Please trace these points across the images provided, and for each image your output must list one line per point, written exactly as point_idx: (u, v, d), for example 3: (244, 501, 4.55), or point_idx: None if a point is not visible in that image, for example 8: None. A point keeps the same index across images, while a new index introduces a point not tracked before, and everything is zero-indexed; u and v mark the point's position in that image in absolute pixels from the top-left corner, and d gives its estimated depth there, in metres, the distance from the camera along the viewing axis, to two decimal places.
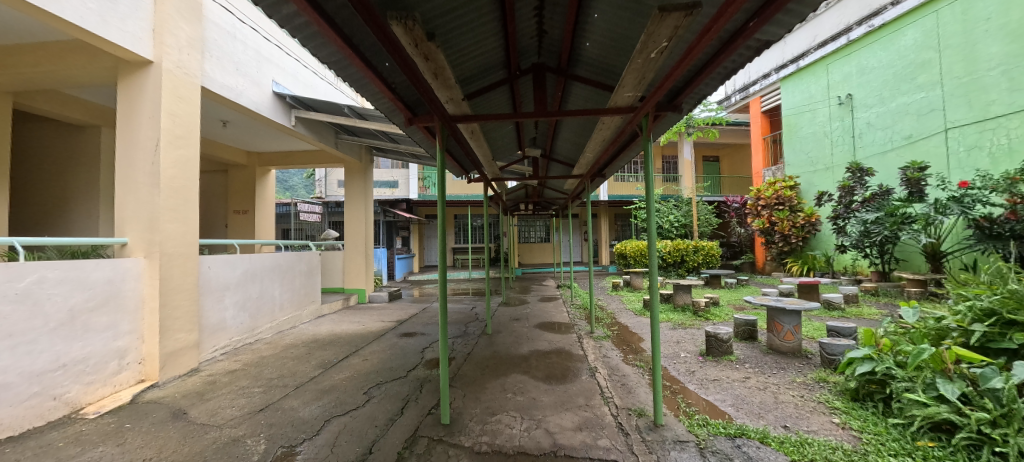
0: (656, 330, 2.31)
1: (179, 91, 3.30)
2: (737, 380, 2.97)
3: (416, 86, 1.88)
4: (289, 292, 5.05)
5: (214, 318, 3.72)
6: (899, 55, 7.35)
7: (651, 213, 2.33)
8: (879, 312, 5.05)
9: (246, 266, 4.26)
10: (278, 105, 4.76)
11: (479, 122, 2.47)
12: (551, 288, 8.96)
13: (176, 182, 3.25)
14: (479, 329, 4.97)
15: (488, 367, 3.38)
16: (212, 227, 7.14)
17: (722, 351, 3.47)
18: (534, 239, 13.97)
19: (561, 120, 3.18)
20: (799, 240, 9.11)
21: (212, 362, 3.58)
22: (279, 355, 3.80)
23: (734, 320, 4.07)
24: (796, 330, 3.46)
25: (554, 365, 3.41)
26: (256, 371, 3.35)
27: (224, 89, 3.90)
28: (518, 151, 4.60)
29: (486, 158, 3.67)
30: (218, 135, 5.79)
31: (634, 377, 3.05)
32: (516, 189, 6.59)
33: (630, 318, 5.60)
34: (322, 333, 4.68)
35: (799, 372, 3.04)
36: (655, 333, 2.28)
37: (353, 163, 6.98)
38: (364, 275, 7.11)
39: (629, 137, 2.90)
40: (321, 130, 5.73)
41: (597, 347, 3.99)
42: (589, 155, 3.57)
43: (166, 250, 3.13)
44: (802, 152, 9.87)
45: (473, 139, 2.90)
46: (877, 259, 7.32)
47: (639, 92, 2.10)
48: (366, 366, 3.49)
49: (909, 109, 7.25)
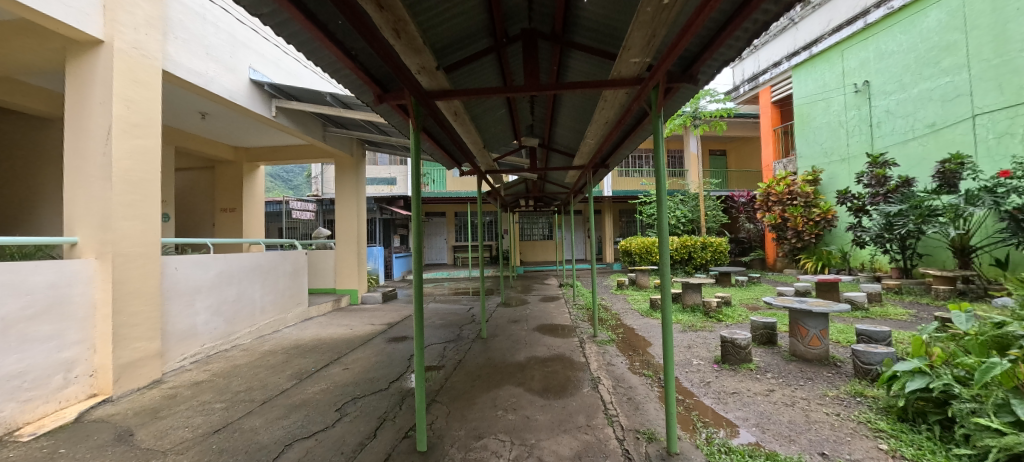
0: (669, 333, 1.91)
1: (136, 74, 2.99)
2: (761, 394, 2.60)
3: (376, 51, 1.53)
4: (271, 294, 4.75)
5: (182, 323, 3.43)
6: (921, 38, 6.89)
7: (662, 200, 1.95)
8: (906, 313, 4.66)
9: (221, 267, 3.95)
10: (255, 94, 4.45)
11: (461, 100, 2.12)
12: (553, 287, 8.64)
13: (132, 174, 2.93)
14: (474, 332, 4.63)
15: (480, 377, 3.05)
16: (199, 226, 6.85)
17: (740, 359, 3.12)
18: (536, 237, 13.63)
19: (558, 101, 2.82)
20: (813, 236, 8.67)
21: (178, 373, 3.28)
22: (254, 363, 3.50)
23: (751, 322, 3.72)
24: (823, 335, 3.09)
25: (553, 375, 3.07)
26: (223, 382, 3.06)
27: (192, 75, 3.58)
28: (514, 141, 4.27)
29: (477, 147, 3.33)
30: (198, 129, 5.49)
31: (642, 391, 2.70)
32: (515, 183, 6.29)
33: (636, 319, 5.24)
34: (305, 338, 4.37)
35: (830, 384, 2.69)
36: (668, 338, 1.88)
37: (343, 158, 6.67)
38: (356, 275, 6.80)
39: (636, 117, 2.54)
40: (306, 122, 5.41)
41: (600, 353, 3.65)
42: (590, 142, 3.21)
43: (120, 251, 2.82)
44: (816, 143, 9.42)
45: (457, 122, 2.56)
46: (899, 255, 6.90)
47: (647, 58, 1.74)
48: (346, 376, 3.18)
49: (933, 96, 6.78)
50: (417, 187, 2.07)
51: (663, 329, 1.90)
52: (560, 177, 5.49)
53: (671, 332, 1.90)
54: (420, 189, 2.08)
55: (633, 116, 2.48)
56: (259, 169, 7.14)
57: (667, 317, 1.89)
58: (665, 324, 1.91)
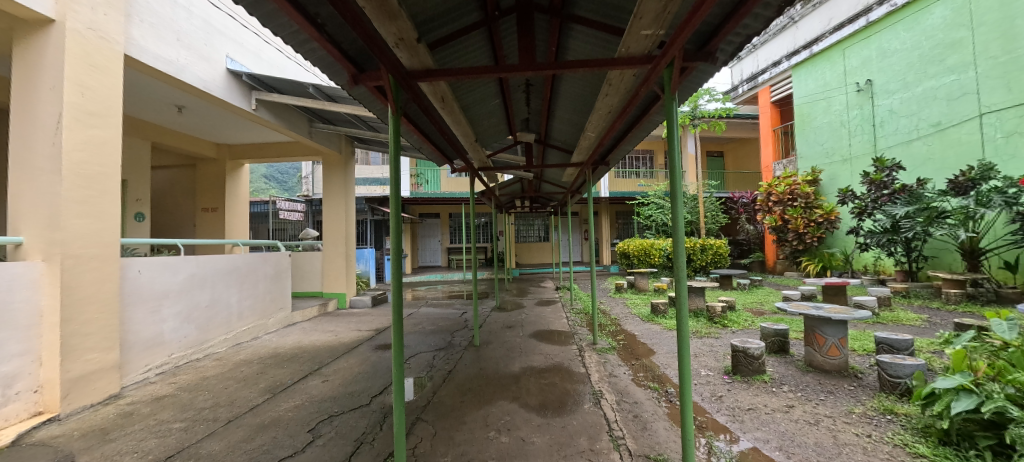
0: (686, 356, 1.53)
1: (92, 58, 2.68)
2: (779, 410, 2.37)
3: (342, 14, 1.25)
4: (250, 299, 4.46)
5: (147, 332, 3.13)
6: (925, 36, 6.77)
7: (679, 193, 1.63)
8: (918, 318, 4.47)
9: (192, 270, 3.65)
10: (232, 84, 4.17)
11: (447, 82, 1.86)
12: (550, 290, 8.39)
13: (86, 168, 2.63)
14: (466, 340, 4.35)
15: (471, 391, 2.79)
16: (179, 227, 6.52)
17: (754, 371, 2.89)
18: (532, 238, 13.39)
19: (556, 86, 2.58)
20: (815, 239, 8.51)
21: (139, 386, 2.96)
22: (225, 375, 3.21)
23: (761, 329, 3.50)
24: (843, 344, 2.88)
25: (550, 388, 2.81)
26: (188, 398, 2.75)
27: (160, 62, 3.29)
28: (509, 136, 4.02)
29: (468, 139, 3.08)
30: (175, 123, 5.20)
31: (648, 407, 2.46)
32: (510, 182, 6.04)
33: (636, 325, 4.99)
34: (285, 346, 4.07)
35: (855, 399, 2.47)
36: (684, 361, 1.50)
37: (331, 156, 6.40)
38: (345, 278, 6.51)
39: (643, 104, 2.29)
40: (290, 116, 5.14)
41: (601, 363, 3.40)
42: (591, 135, 2.97)
43: (70, 252, 2.49)
44: (817, 143, 9.27)
45: (445, 110, 2.30)
46: (904, 257, 6.74)
47: (660, 30, 1.50)
48: (324, 389, 2.89)
49: (937, 94, 6.65)
50: (396, 181, 1.75)
51: (679, 352, 1.50)
52: (556, 176, 5.25)
53: (689, 355, 1.52)
54: (400, 184, 1.76)
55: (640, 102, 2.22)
56: (242, 166, 6.83)
57: (684, 338, 1.48)
58: (682, 346, 1.51)
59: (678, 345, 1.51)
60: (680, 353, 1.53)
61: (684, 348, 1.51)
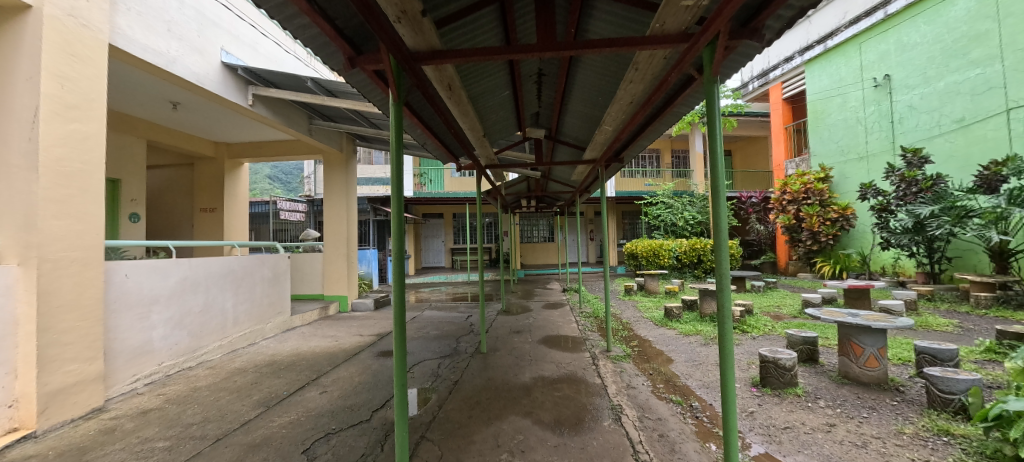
0: (728, 366, 1.34)
1: (72, 47, 2.50)
2: (820, 430, 2.14)
3: None
4: (246, 304, 4.28)
5: (135, 339, 2.95)
6: (947, 28, 6.52)
7: (722, 186, 1.40)
8: (950, 324, 4.23)
9: (184, 273, 3.47)
10: (228, 79, 4.00)
11: (455, 65, 1.65)
12: (556, 293, 8.18)
13: (65, 165, 2.45)
14: (472, 346, 4.13)
15: (480, 404, 2.59)
16: (176, 228, 6.34)
17: (785, 384, 2.66)
18: (537, 239, 13.18)
19: (574, 71, 2.36)
20: (830, 238, 8.24)
21: (125, 398, 2.77)
22: (217, 385, 3.02)
23: (788, 337, 3.30)
24: (882, 355, 2.65)
25: (565, 401, 2.60)
26: (176, 412, 2.56)
27: (149, 53, 3.11)
28: (517, 131, 3.81)
29: (475, 132, 2.86)
30: (171, 121, 5.03)
31: (674, 425, 2.24)
32: (517, 181, 5.85)
33: (650, 330, 4.76)
34: (282, 353, 3.88)
35: (903, 418, 2.23)
36: (727, 370, 1.32)
37: (332, 154, 6.23)
38: (346, 281, 6.31)
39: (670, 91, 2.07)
40: (289, 112, 4.96)
41: (617, 372, 3.19)
42: (607, 128, 2.75)
43: (48, 256, 2.30)
44: (831, 141, 9.01)
45: (452, 98, 2.09)
46: (926, 258, 6.51)
47: (703, 0, 1.27)
48: (321, 403, 2.69)
49: (960, 89, 6.37)
50: (398, 179, 1.54)
51: (721, 360, 1.32)
52: (565, 174, 5.03)
53: (732, 365, 1.33)
54: (402, 181, 1.55)
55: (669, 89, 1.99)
56: (241, 166, 6.67)
57: (727, 347, 1.31)
58: (725, 356, 1.32)
59: (719, 351, 1.33)
60: (722, 363, 1.35)
61: (726, 355, 1.32)
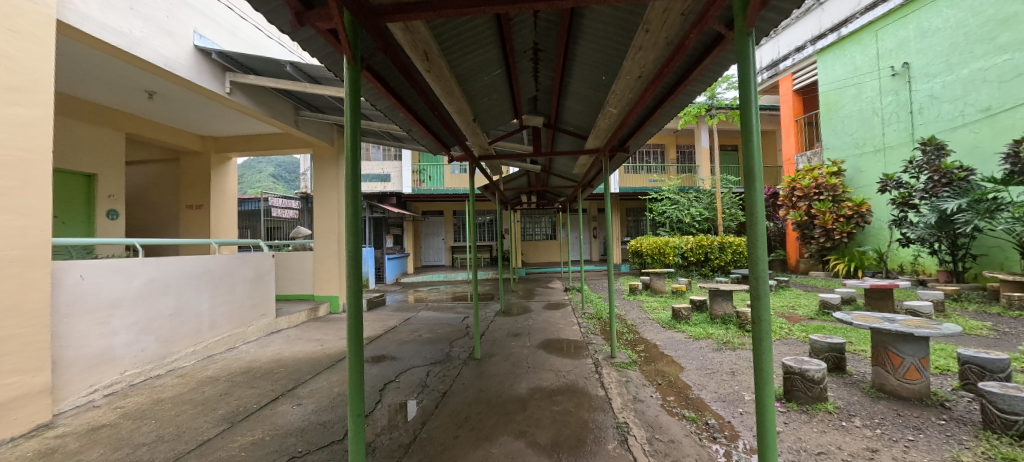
0: (765, 387, 1.09)
1: (9, 21, 2.22)
2: (861, 457, 1.82)
3: None
4: (224, 306, 4.01)
5: (90, 347, 2.70)
6: (972, 12, 6.13)
7: (757, 169, 1.09)
8: (984, 327, 3.89)
9: (152, 274, 3.21)
10: (201, 64, 3.71)
11: (424, 23, 1.34)
12: (558, 292, 7.88)
13: (3, 153, 2.18)
14: (466, 351, 3.84)
15: (469, 421, 2.31)
16: (162, 226, 6.09)
17: (813, 398, 2.36)
18: (538, 236, 12.88)
19: (576, 42, 2.06)
20: (845, 235, 7.91)
21: (78, 412, 2.52)
22: (183, 398, 2.77)
23: (812, 343, 2.98)
24: (924, 366, 2.33)
25: (564, 418, 2.31)
26: (129, 430, 2.31)
27: (109, 33, 2.83)
28: (514, 119, 3.50)
29: (463, 116, 2.55)
30: (149, 112, 4.78)
31: (689, 449, 1.93)
32: (516, 176, 5.58)
33: (656, 333, 4.44)
34: (260, 359, 3.62)
35: (959, 442, 1.90)
36: (765, 393, 1.07)
37: (322, 148, 5.97)
38: (338, 280, 6.06)
39: (687, 59, 1.76)
40: (271, 102, 4.68)
41: (621, 382, 2.91)
42: (612, 110, 2.44)
43: None
44: (845, 134, 8.62)
45: (431, 71, 1.79)
46: (948, 257, 6.19)
47: None
48: (294, 418, 2.44)
49: (986, 76, 5.96)
50: (353, 166, 1.24)
51: (756, 380, 1.07)
52: (566, 167, 4.74)
53: (771, 386, 1.08)
54: (357, 168, 1.25)
55: (688, 54, 1.67)
56: (229, 162, 6.42)
57: (766, 363, 1.06)
58: (762, 373, 1.07)
59: (754, 367, 1.08)
60: (758, 384, 1.10)
61: (764, 373, 1.07)
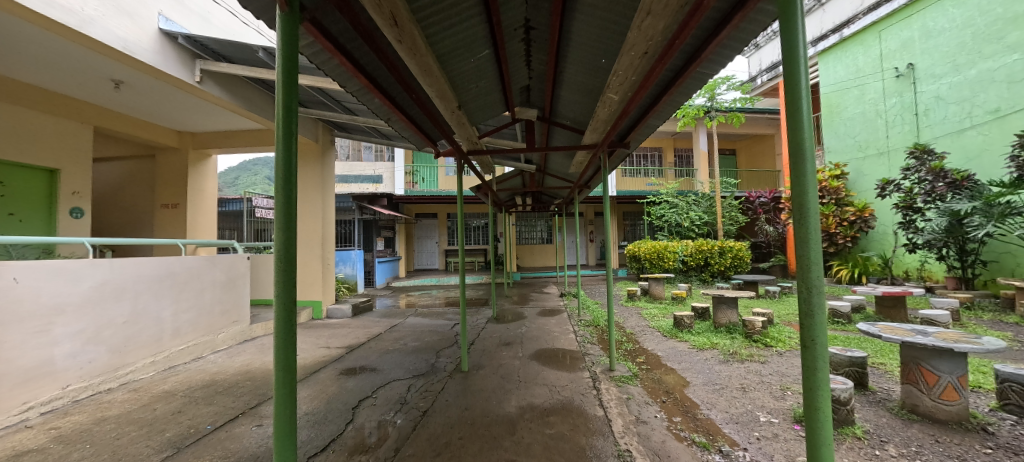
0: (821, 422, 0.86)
1: None
2: None
3: None
4: (189, 312, 3.71)
5: (25, 359, 2.38)
6: (980, 11, 6.00)
7: (807, 147, 0.86)
8: (1006, 338, 3.65)
9: (103, 277, 2.91)
10: (167, 49, 3.44)
11: None
12: (553, 297, 7.59)
13: None
14: (452, 362, 3.55)
15: (448, 448, 2.01)
16: (136, 225, 5.76)
17: (839, 421, 2.09)
18: (534, 240, 12.64)
19: (571, 16, 1.81)
20: (848, 240, 7.73)
21: (6, 433, 2.21)
22: (132, 416, 2.47)
23: (830, 356, 2.72)
24: (964, 384, 2.08)
25: (557, 443, 2.03)
26: (59, 455, 2.00)
27: (57, 8, 2.53)
28: (506, 111, 3.26)
29: (446, 102, 2.27)
30: (117, 103, 4.48)
31: None
32: (509, 175, 5.35)
33: (658, 343, 4.15)
34: (228, 371, 3.31)
35: None
36: (822, 426, 0.84)
37: (306, 145, 5.70)
38: (321, 284, 5.77)
39: (708, 23, 1.49)
40: (242, 91, 4.40)
41: (620, 398, 2.65)
42: (612, 97, 2.18)
43: None
44: (848, 136, 8.46)
45: (404, 43, 1.54)
46: (956, 262, 6.01)
47: None
48: (251, 441, 2.14)
49: (995, 77, 5.80)
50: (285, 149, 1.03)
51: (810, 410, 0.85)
52: (562, 166, 4.51)
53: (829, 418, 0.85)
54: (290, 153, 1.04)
55: (710, 14, 1.40)
56: (209, 159, 6.14)
57: (821, 389, 0.84)
58: (817, 400, 0.84)
59: (809, 394, 0.86)
60: (809, 416, 0.87)
61: (821, 402, 0.84)
